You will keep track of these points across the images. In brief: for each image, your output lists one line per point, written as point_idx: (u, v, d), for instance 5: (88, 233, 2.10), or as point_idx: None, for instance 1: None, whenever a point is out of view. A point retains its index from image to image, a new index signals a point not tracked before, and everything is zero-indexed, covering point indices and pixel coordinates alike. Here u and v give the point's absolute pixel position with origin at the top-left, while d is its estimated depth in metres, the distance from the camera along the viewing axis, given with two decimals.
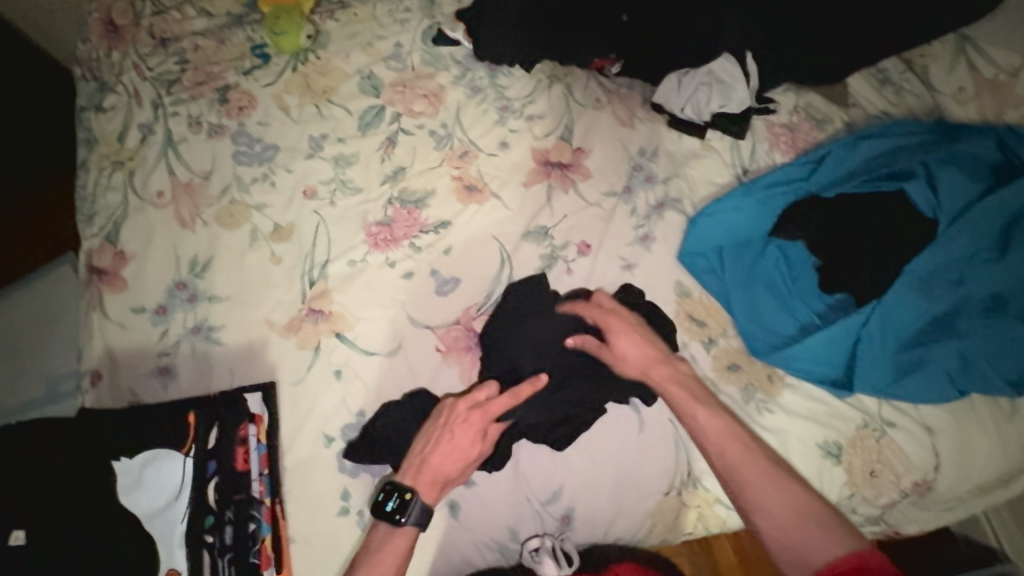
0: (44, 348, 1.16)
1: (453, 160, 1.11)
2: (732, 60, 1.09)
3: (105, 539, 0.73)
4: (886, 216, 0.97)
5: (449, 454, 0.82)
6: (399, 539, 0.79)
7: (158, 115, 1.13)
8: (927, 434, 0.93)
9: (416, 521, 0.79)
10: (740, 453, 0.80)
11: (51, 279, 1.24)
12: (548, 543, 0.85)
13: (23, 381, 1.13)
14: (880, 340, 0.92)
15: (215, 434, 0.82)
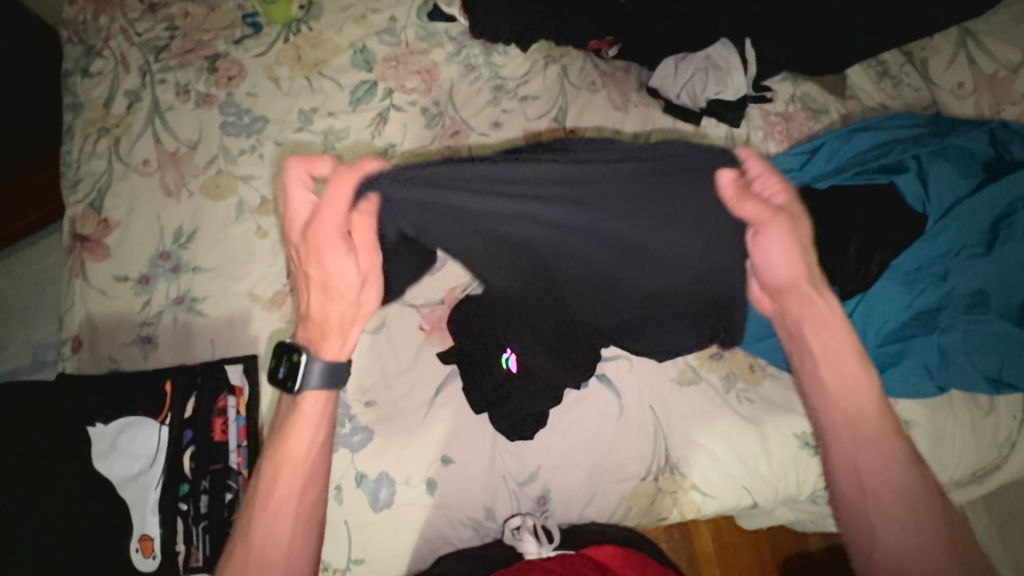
0: (31, 315, 1.18)
1: (444, 139, 1.10)
2: (728, 46, 1.07)
3: (79, 502, 0.74)
4: (877, 209, 0.94)
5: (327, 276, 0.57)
6: (306, 438, 0.60)
7: (145, 82, 1.11)
8: (904, 428, 0.94)
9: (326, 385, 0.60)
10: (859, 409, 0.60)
11: (40, 249, 1.24)
12: (529, 523, 0.84)
13: (12, 350, 1.14)
14: (861, 335, 0.93)
15: (191, 404, 0.81)
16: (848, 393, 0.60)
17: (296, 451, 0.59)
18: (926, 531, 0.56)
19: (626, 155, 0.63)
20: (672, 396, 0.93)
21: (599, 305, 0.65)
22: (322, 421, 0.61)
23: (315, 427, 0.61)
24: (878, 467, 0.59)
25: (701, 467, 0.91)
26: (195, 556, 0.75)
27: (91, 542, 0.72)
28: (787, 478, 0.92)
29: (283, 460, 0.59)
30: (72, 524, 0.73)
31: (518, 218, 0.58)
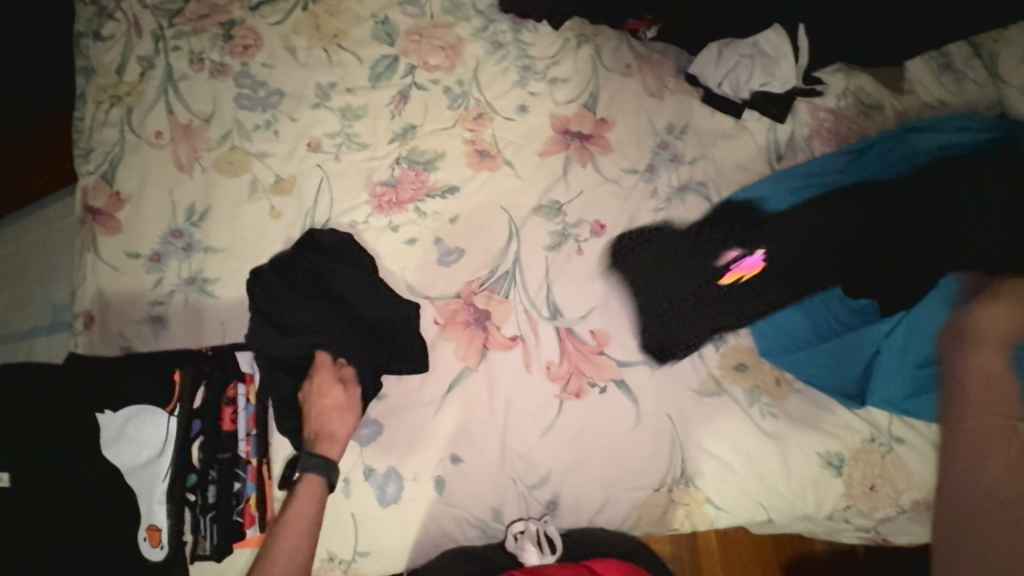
0: (48, 275, 1.16)
1: (467, 122, 1.04)
2: (782, 34, 0.99)
3: (88, 489, 0.73)
4: (934, 217, 0.85)
5: (335, 416, 0.80)
6: (306, 502, 0.75)
7: (158, 48, 1.06)
8: (934, 452, 0.89)
9: (319, 471, 0.77)
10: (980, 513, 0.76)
11: (58, 212, 1.23)
12: (531, 528, 0.85)
13: (31, 309, 1.12)
14: (899, 353, 0.88)
15: (200, 395, 0.79)
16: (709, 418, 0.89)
17: (296, 519, 0.74)
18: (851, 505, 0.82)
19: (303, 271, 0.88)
20: (692, 406, 0.89)
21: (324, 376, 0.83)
22: (315, 504, 0.76)
23: (310, 503, 0.76)
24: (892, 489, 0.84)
25: (717, 480, 0.88)
26: (202, 544, 0.76)
27: (99, 528, 0.72)
28: (806, 498, 0.88)
29: (284, 522, 0.74)
30: (79, 509, 0.72)
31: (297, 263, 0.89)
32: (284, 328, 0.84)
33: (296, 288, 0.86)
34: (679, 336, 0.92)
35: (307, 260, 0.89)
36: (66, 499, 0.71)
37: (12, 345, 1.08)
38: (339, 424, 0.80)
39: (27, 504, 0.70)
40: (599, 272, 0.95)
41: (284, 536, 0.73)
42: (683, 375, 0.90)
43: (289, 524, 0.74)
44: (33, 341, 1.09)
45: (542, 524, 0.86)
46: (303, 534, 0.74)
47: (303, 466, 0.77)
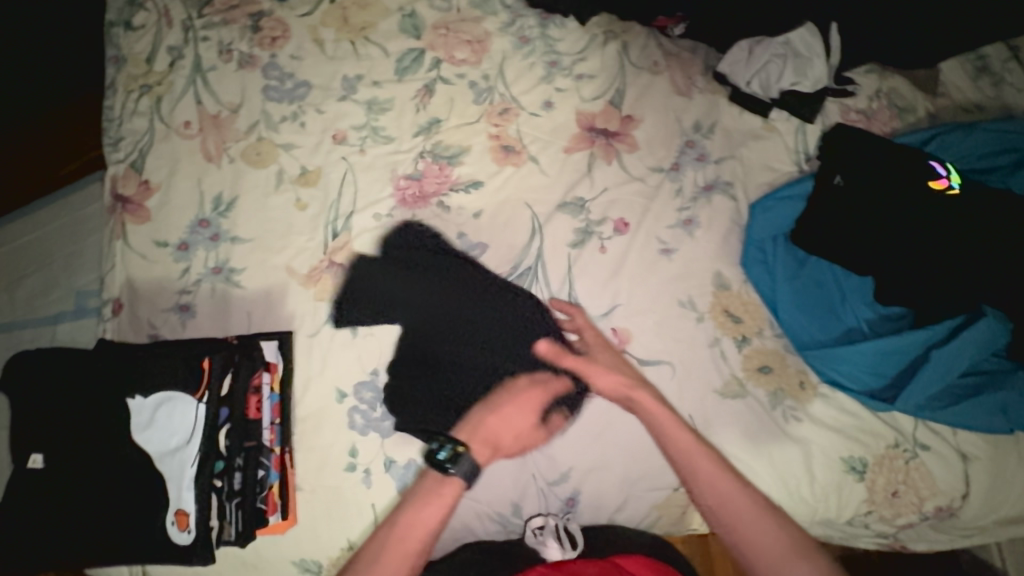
0: (74, 262, 1.15)
1: (493, 117, 1.04)
2: (813, 31, 0.98)
3: (116, 474, 0.73)
4: (985, 227, 0.83)
5: (503, 424, 0.85)
6: (447, 492, 0.79)
7: (188, 38, 1.07)
8: (960, 460, 0.88)
9: (464, 475, 0.80)
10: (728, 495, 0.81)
11: (80, 198, 1.20)
12: (551, 524, 0.84)
13: (56, 294, 1.13)
14: (942, 366, 0.86)
15: (228, 382, 0.79)
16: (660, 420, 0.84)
17: (426, 520, 0.78)
18: (751, 510, 0.81)
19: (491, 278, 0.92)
20: (715, 406, 0.89)
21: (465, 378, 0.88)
22: (445, 509, 0.79)
23: (438, 508, 0.79)
24: (716, 484, 0.82)
25: None
26: (227, 531, 0.76)
27: (128, 511, 0.73)
28: (827, 501, 0.88)
29: (415, 523, 0.78)
30: (109, 492, 0.73)
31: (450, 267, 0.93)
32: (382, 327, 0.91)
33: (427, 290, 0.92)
34: (703, 336, 0.92)
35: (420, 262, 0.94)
36: (98, 482, 0.73)
37: (40, 329, 1.10)
38: (506, 433, 0.85)
39: (62, 484, 0.73)
40: (623, 270, 0.95)
41: (410, 533, 0.77)
42: (706, 376, 0.90)
43: (417, 522, 0.78)
44: (56, 327, 1.10)
45: (562, 520, 0.85)
46: (427, 536, 0.78)
47: (455, 462, 0.79)
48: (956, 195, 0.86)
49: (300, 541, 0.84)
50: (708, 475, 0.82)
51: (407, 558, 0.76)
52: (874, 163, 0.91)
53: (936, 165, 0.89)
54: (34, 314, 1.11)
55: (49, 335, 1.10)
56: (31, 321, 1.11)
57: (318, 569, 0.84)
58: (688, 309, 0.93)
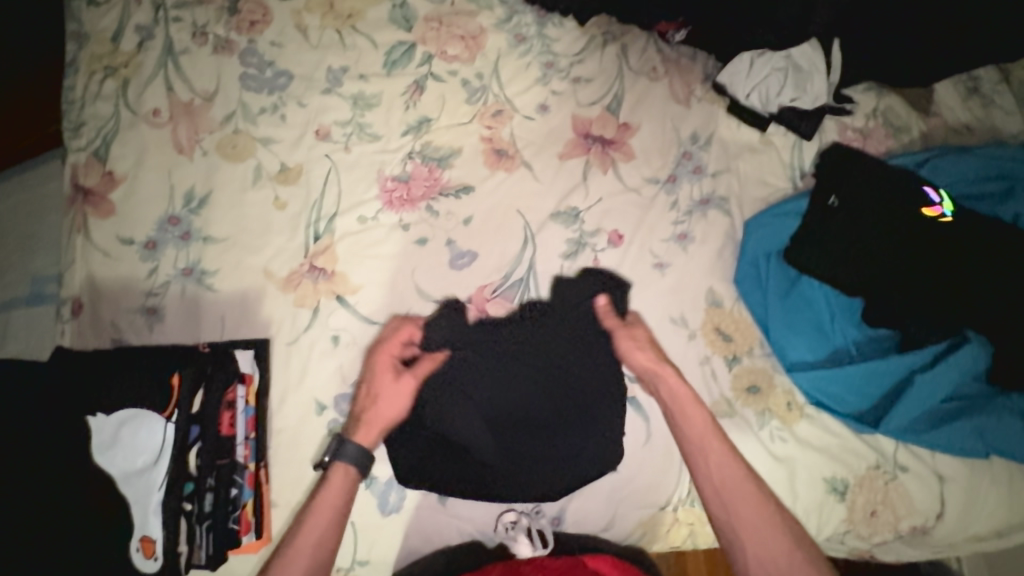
0: (29, 245, 1.02)
1: (486, 118, 1.00)
2: (817, 47, 0.97)
3: (72, 499, 0.66)
4: (979, 257, 0.85)
5: (383, 401, 0.79)
6: (335, 479, 0.76)
7: (158, 18, 0.99)
8: (937, 481, 0.89)
9: (349, 459, 0.76)
10: (732, 468, 0.76)
11: (35, 176, 1.07)
12: (523, 521, 0.84)
13: (8, 278, 0.99)
14: (927, 392, 0.86)
15: (200, 398, 0.74)
16: (697, 420, 0.79)
17: (325, 504, 0.75)
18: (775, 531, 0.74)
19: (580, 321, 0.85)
20: None
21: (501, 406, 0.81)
22: (347, 482, 0.76)
23: (339, 490, 0.76)
24: (733, 490, 0.76)
25: None
26: (196, 555, 0.72)
27: (82, 539, 0.66)
28: (809, 520, 0.88)
29: (317, 507, 0.75)
30: (57, 519, 0.65)
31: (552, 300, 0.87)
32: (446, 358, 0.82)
33: (538, 363, 0.82)
34: (694, 354, 0.91)
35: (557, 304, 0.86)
36: (42, 510, 0.64)
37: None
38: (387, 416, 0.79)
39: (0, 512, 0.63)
40: None
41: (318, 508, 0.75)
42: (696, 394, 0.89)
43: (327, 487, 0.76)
44: (8, 315, 0.98)
45: (534, 519, 0.85)
46: (329, 522, 0.74)
47: (336, 452, 0.77)
48: (950, 223, 0.87)
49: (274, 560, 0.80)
50: (734, 484, 0.76)
51: (307, 551, 0.72)
52: (867, 189, 0.92)
53: (929, 191, 0.90)
54: None
55: (0, 323, 0.97)
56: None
57: None
58: (679, 326, 0.92)
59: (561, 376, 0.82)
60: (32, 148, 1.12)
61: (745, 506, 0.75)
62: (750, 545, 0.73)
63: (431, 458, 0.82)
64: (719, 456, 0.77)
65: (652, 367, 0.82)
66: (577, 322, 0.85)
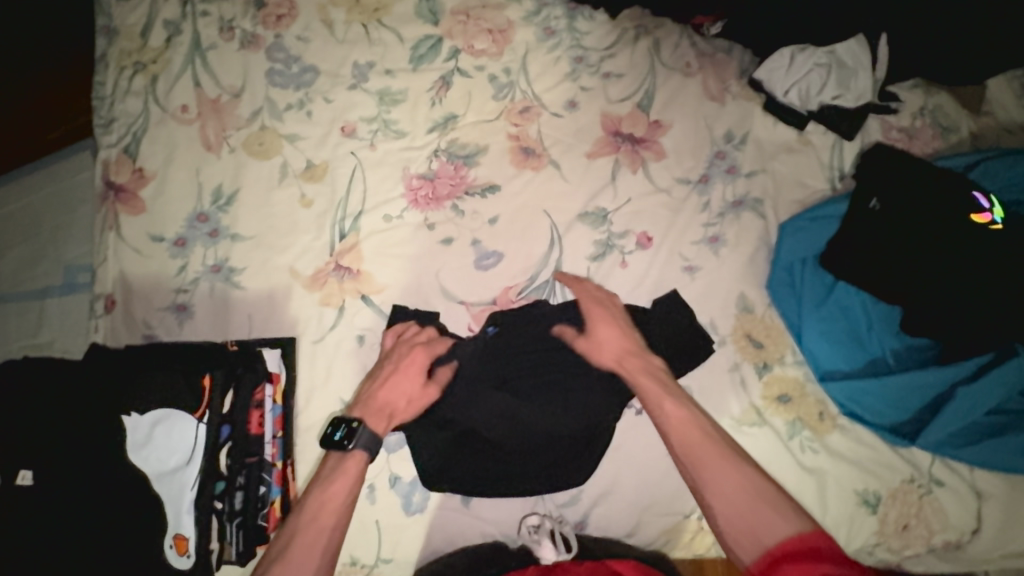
0: (64, 233, 1.05)
1: (513, 115, 0.98)
2: (863, 43, 0.92)
3: (102, 499, 0.68)
4: None
5: (401, 396, 0.80)
6: (351, 466, 0.74)
7: (186, 12, 0.99)
8: (975, 497, 0.86)
9: (365, 447, 0.75)
10: (699, 437, 0.72)
11: (71, 165, 1.10)
12: (547, 524, 0.83)
13: (44, 266, 1.03)
14: (967, 407, 0.84)
15: (230, 398, 0.75)
16: (664, 399, 0.76)
17: (335, 497, 0.72)
18: (742, 490, 0.67)
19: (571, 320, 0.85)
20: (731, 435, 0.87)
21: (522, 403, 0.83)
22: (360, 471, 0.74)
23: (345, 483, 0.73)
24: (697, 448, 0.72)
25: None
26: (227, 551, 0.74)
27: (109, 537, 0.68)
28: (838, 532, 0.85)
29: (326, 502, 0.71)
30: (91, 515, 0.68)
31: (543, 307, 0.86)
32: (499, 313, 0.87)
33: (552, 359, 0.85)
34: (723, 361, 0.89)
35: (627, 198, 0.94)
36: (80, 507, 0.68)
37: (24, 305, 1.00)
38: (400, 401, 0.80)
39: (45, 505, 0.67)
40: (643, 288, 0.91)
41: (330, 488, 0.72)
42: (724, 402, 0.88)
43: (344, 468, 0.74)
44: (43, 303, 1.01)
45: (558, 523, 0.83)
46: (340, 514, 0.71)
47: (354, 435, 0.75)
48: (1000, 230, 0.82)
49: None
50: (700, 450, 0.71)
51: (320, 538, 0.69)
52: (912, 192, 0.87)
53: (978, 196, 0.85)
54: (18, 287, 1.01)
55: (36, 310, 1.01)
56: (15, 295, 1.01)
57: None
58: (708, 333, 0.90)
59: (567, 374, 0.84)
60: (69, 135, 1.13)
61: (717, 473, 0.69)
62: (727, 497, 0.67)
63: (466, 454, 0.83)
64: (675, 422, 0.74)
65: (629, 345, 0.81)
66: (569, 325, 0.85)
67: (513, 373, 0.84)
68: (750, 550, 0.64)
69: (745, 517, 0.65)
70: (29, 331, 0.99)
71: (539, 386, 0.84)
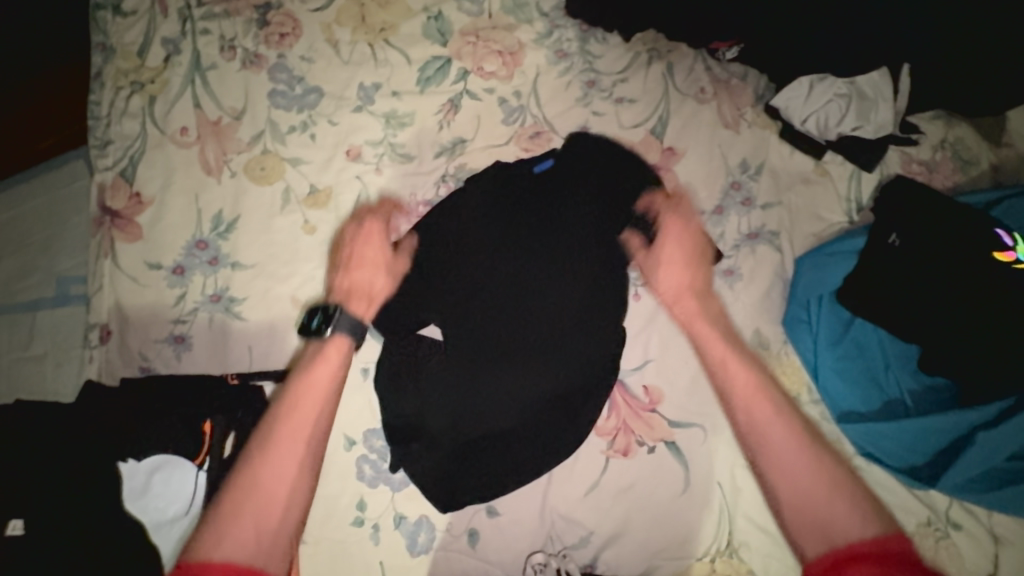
0: (55, 247, 1.00)
1: (523, 140, 0.95)
2: (886, 76, 0.90)
3: (89, 554, 0.64)
4: None
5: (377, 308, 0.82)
6: (331, 356, 0.73)
7: (185, 30, 0.95)
8: (992, 542, 0.84)
9: (347, 330, 0.75)
10: (769, 412, 0.72)
11: (65, 175, 1.05)
12: (553, 564, 0.81)
13: (29, 280, 0.98)
14: (989, 453, 0.81)
15: (230, 443, 0.73)
16: (738, 373, 0.77)
17: (264, 480, 0.63)
18: (805, 472, 0.67)
19: (587, 291, 0.88)
20: (745, 476, 0.86)
21: (517, 391, 0.84)
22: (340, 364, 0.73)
23: (288, 450, 0.66)
24: (765, 423, 0.71)
25: (762, 554, 0.84)
26: None
27: None
28: None
29: (256, 483, 0.63)
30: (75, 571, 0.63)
31: (569, 279, 0.88)
32: (472, 308, 0.86)
33: (566, 338, 0.86)
34: None
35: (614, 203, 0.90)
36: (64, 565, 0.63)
37: (15, 317, 0.95)
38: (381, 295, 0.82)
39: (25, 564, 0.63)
40: (654, 323, 0.90)
41: (295, 416, 0.68)
42: (738, 442, 0.86)
43: (313, 387, 0.71)
44: (35, 314, 0.96)
45: (564, 560, 0.82)
46: (282, 484, 0.63)
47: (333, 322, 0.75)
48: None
49: None
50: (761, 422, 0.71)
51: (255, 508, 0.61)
52: (934, 229, 0.84)
53: (1001, 234, 0.83)
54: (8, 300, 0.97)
55: (28, 323, 0.95)
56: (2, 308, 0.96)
57: None
58: None
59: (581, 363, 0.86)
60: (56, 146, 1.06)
61: (789, 451, 0.68)
62: (789, 483, 0.67)
63: (471, 482, 0.83)
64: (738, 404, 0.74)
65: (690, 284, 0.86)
66: (600, 306, 0.88)
67: (481, 349, 0.85)
68: (812, 537, 0.63)
69: (813, 510, 0.64)
70: (17, 344, 0.94)
71: (543, 359, 0.86)
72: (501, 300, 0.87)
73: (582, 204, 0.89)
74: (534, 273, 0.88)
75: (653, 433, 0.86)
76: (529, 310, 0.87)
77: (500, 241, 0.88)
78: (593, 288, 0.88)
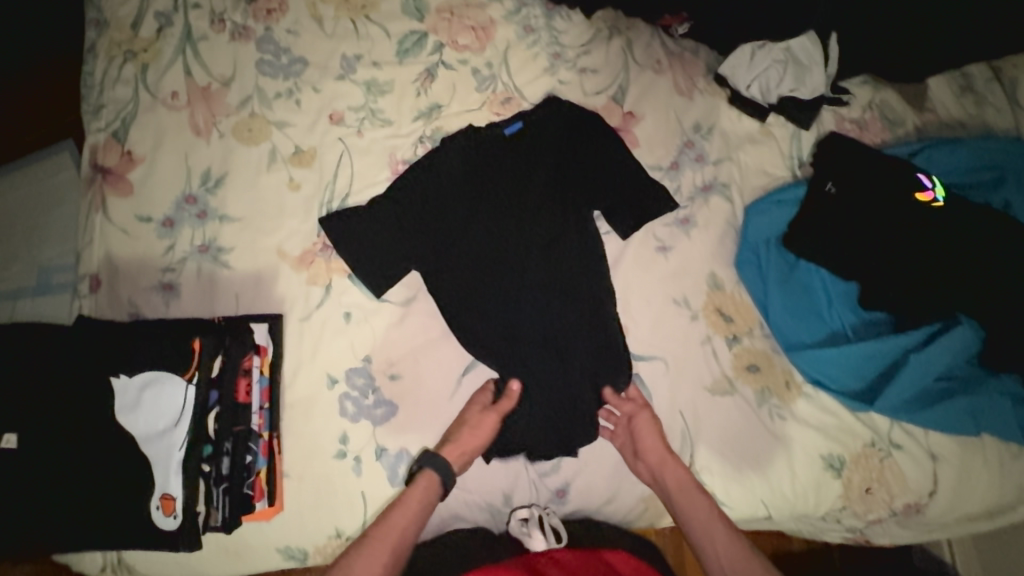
0: (37, 234, 1.01)
1: (495, 106, 1.03)
2: (816, 40, 0.99)
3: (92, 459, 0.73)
4: (967, 227, 0.88)
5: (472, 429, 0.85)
6: (421, 482, 0.81)
7: (177, 5, 1.02)
8: (931, 460, 0.91)
9: (433, 467, 0.81)
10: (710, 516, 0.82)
11: (48, 167, 1.07)
12: (535, 514, 0.86)
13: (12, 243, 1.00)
14: (920, 372, 0.90)
15: (219, 362, 0.79)
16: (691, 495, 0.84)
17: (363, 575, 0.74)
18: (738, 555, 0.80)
19: (552, 229, 0.95)
20: (705, 404, 0.92)
21: (496, 316, 0.93)
22: (430, 494, 0.81)
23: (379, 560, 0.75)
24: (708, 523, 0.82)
25: (723, 477, 0.90)
26: (213, 515, 0.77)
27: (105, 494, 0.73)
28: (806, 497, 0.91)
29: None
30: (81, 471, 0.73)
31: (539, 223, 0.95)
32: (446, 255, 0.93)
33: (531, 277, 0.94)
34: (696, 334, 0.94)
35: (578, 156, 0.97)
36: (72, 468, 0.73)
37: None
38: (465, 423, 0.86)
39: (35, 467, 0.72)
40: (617, 267, 0.97)
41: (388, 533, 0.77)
42: (697, 373, 0.93)
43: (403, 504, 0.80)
44: (16, 303, 0.96)
45: (546, 512, 0.87)
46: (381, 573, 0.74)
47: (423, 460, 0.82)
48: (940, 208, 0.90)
49: (287, 528, 0.83)
50: (703, 515, 0.83)
51: None
52: (869, 178, 0.94)
53: (921, 178, 0.92)
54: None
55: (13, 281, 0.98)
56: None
57: (303, 555, 0.84)
58: (682, 307, 0.95)
59: (550, 295, 0.94)
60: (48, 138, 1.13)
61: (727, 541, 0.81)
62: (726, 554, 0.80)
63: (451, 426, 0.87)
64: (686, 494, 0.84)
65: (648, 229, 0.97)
66: (568, 244, 0.95)
67: (459, 285, 0.93)
68: None
69: None
70: None
71: (513, 296, 0.93)
72: (474, 248, 0.93)
73: (551, 158, 0.96)
74: (506, 215, 0.95)
75: (621, 367, 0.92)
76: (495, 245, 0.94)
77: (472, 194, 0.94)
78: (565, 222, 0.96)
